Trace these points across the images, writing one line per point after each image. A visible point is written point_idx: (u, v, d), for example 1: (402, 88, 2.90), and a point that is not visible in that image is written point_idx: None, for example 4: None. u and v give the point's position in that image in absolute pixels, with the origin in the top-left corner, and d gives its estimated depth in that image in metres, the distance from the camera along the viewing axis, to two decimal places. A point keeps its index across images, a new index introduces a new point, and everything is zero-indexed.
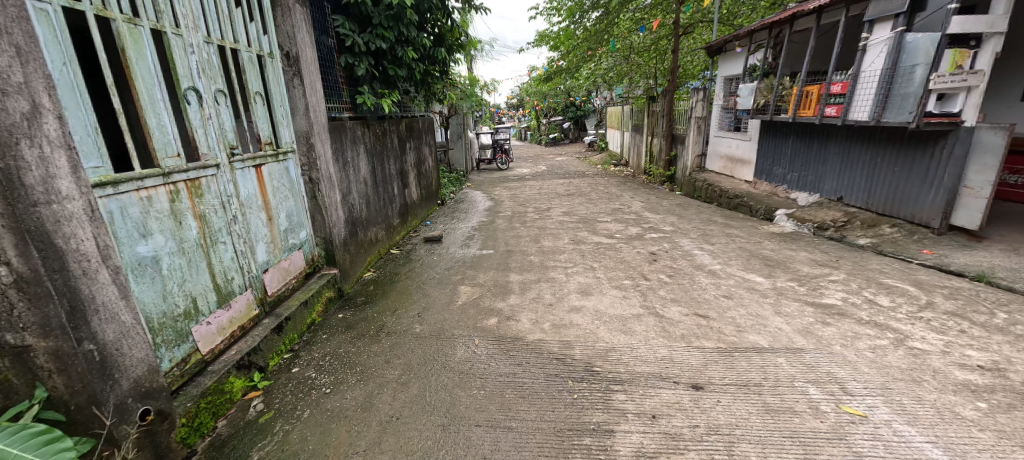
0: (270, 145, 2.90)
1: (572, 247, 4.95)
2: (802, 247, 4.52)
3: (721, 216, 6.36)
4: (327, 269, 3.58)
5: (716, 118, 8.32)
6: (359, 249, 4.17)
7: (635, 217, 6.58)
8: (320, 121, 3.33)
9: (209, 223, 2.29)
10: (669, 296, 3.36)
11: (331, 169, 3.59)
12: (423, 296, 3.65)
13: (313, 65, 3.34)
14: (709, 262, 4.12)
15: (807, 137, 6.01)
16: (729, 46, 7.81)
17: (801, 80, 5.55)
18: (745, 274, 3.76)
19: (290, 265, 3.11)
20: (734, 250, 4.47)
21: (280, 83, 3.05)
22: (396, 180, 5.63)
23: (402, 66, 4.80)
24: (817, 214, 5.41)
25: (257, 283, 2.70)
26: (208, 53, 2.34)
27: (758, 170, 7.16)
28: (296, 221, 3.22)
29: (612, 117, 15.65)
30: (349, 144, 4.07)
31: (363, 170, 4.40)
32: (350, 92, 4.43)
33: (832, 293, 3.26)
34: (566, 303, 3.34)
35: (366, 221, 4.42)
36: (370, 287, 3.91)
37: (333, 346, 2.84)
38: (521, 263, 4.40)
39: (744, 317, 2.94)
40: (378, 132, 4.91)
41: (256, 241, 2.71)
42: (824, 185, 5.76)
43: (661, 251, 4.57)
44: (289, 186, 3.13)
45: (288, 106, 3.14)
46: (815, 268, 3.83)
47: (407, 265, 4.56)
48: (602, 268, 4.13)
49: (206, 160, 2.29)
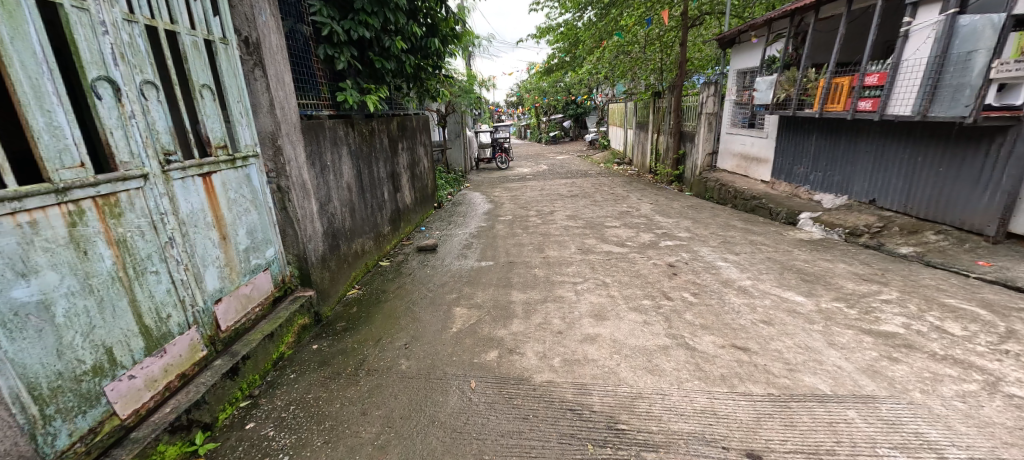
0: (224, 148, 2.42)
1: (580, 257, 4.46)
2: (838, 258, 4.04)
3: (740, 220, 5.88)
4: (302, 290, 3.10)
5: (728, 115, 7.81)
6: (341, 265, 3.68)
7: (645, 221, 6.10)
8: (289, 120, 2.85)
9: (131, 250, 1.83)
10: (697, 321, 2.88)
11: (305, 175, 3.09)
12: (412, 320, 3.17)
13: (281, 53, 2.85)
14: (737, 276, 3.63)
15: (833, 134, 5.52)
16: (744, 37, 7.31)
17: (829, 71, 5.06)
18: (781, 292, 3.28)
19: (253, 291, 2.63)
20: (763, 261, 3.98)
21: (238, 74, 2.57)
22: (386, 184, 5.14)
23: (390, 58, 4.28)
24: (848, 218, 4.93)
25: (206, 320, 2.23)
26: (131, 35, 1.88)
27: (777, 169, 6.68)
28: (261, 237, 2.74)
29: (615, 113, 15.14)
30: (329, 146, 3.59)
31: (347, 175, 3.92)
32: (331, 86, 3.93)
33: (890, 319, 2.78)
34: (577, 330, 2.85)
35: (350, 231, 3.94)
36: (354, 309, 3.43)
37: (300, 391, 2.36)
38: (524, 278, 3.92)
39: (793, 350, 2.46)
40: (365, 132, 4.42)
41: (205, 266, 2.23)
42: (854, 186, 5.28)
43: (680, 263, 4.08)
44: (251, 197, 2.65)
45: (248, 102, 2.66)
46: (861, 284, 3.35)
47: (397, 280, 4.07)
48: (616, 284, 3.65)
49: (127, 170, 1.83)
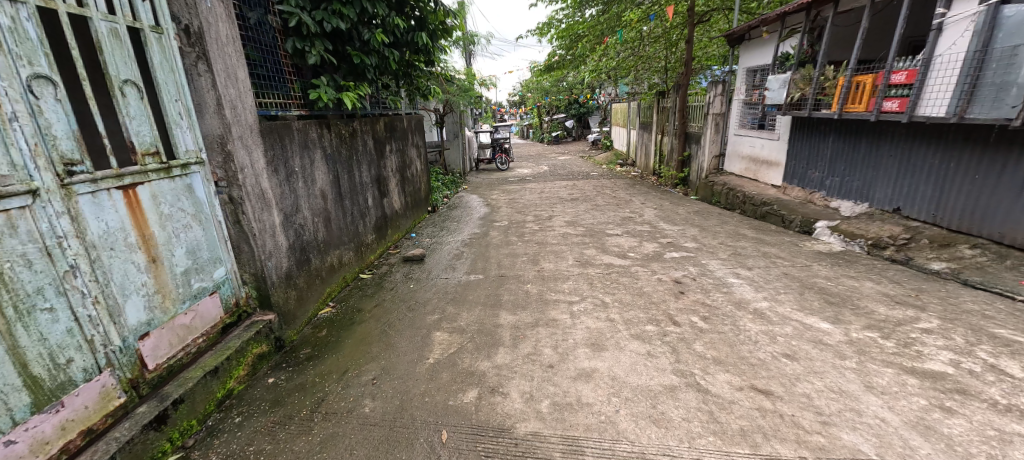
0: (154, 156, 2.06)
1: (578, 271, 4.08)
2: (863, 275, 3.65)
3: (750, 228, 5.49)
4: (261, 314, 2.74)
5: (737, 115, 7.40)
6: (311, 282, 3.32)
7: (649, 229, 5.71)
8: (241, 121, 2.49)
9: (10, 284, 1.50)
10: (709, 354, 2.50)
11: (264, 183, 2.73)
12: (385, 348, 2.80)
13: (233, 44, 2.50)
14: (752, 297, 3.25)
15: (853, 136, 5.13)
16: (755, 32, 6.90)
17: (850, 69, 4.66)
18: (803, 317, 2.90)
19: (195, 320, 2.27)
20: (779, 278, 3.60)
21: (177, 68, 2.21)
22: (371, 189, 4.78)
23: (371, 53, 3.90)
24: (870, 228, 4.57)
25: (125, 361, 1.87)
26: (13, 18, 1.53)
27: (789, 173, 6.28)
28: (207, 256, 2.38)
29: (618, 113, 14.72)
30: (297, 149, 3.22)
31: (320, 181, 3.56)
32: (303, 83, 3.56)
33: (934, 355, 2.42)
34: (571, 364, 2.48)
35: (324, 243, 3.58)
36: (323, 333, 3.07)
37: (240, 443, 2.01)
38: (514, 296, 3.55)
39: (824, 396, 2.09)
40: (344, 133, 4.06)
41: (126, 297, 1.88)
42: (875, 193, 4.89)
43: (688, 279, 3.70)
44: (193, 211, 2.29)
45: (190, 101, 2.30)
46: (892, 308, 2.98)
47: (376, 297, 3.71)
48: (617, 304, 3.27)
49: (6, 186, 1.49)
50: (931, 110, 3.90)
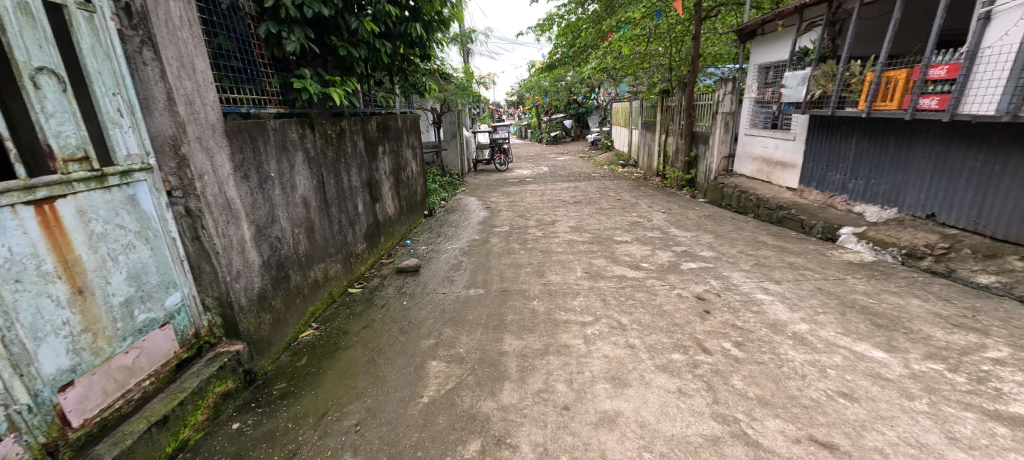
0: (82, 162, 1.70)
1: (588, 285, 3.70)
2: (906, 290, 3.29)
3: (769, 234, 5.12)
4: (227, 345, 2.37)
5: (748, 114, 7.03)
6: (290, 302, 2.93)
7: (660, 235, 5.33)
8: (197, 118, 2.12)
9: None
10: (751, 392, 2.13)
11: (229, 191, 2.35)
12: (372, 383, 2.42)
13: (190, 28, 2.13)
14: (788, 318, 2.87)
15: (879, 136, 4.78)
16: (769, 27, 6.55)
17: (879, 63, 4.31)
18: (852, 344, 2.53)
19: (139, 358, 1.90)
20: (814, 295, 3.22)
21: (114, 55, 1.84)
22: (361, 194, 4.39)
23: (360, 44, 3.51)
24: (902, 235, 4.22)
25: (36, 422, 1.52)
26: None
27: (806, 176, 5.93)
28: (156, 281, 2.01)
29: (619, 112, 14.37)
30: (273, 151, 2.84)
31: (302, 186, 3.18)
32: (281, 76, 3.15)
33: (1018, 393, 2.06)
34: (590, 405, 2.11)
35: (306, 256, 3.20)
36: (302, 361, 2.69)
37: None
38: (519, 316, 3.16)
39: (902, 453, 1.74)
40: (330, 133, 3.67)
41: (36, 342, 1.53)
42: (906, 197, 4.54)
43: (712, 295, 3.32)
44: (137, 227, 1.91)
45: (133, 95, 1.93)
46: (951, 333, 2.61)
47: (364, 316, 3.32)
48: (636, 326, 2.89)
49: None
50: (977, 107, 3.57)
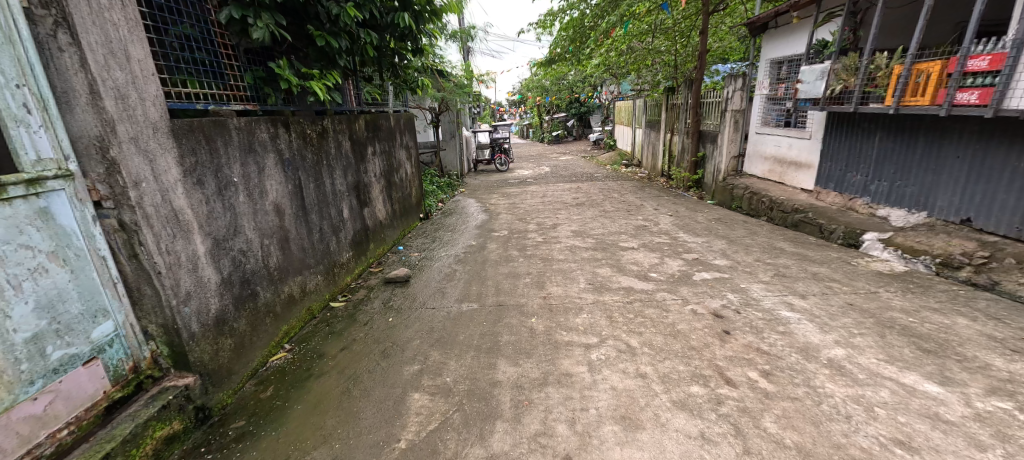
0: None
1: (592, 299, 3.36)
2: (948, 306, 2.94)
3: (786, 240, 4.77)
4: (176, 378, 2.05)
5: (759, 112, 6.68)
6: (257, 323, 2.61)
7: (669, 241, 4.99)
8: (129, 116, 1.81)
9: None
10: (787, 438, 1.80)
11: (177, 200, 2.03)
12: (343, 422, 2.09)
13: (121, 8, 1.81)
14: (820, 341, 2.53)
15: (906, 135, 4.43)
16: (783, 18, 6.19)
17: (909, 55, 3.96)
18: (898, 375, 2.19)
19: (53, 404, 1.61)
20: (846, 312, 2.87)
21: (20, 38, 1.51)
22: (347, 198, 4.07)
23: (342, 34, 3.18)
24: (933, 242, 3.87)
25: None
26: None
27: (823, 177, 5.57)
28: (79, 310, 1.70)
29: (622, 110, 14.01)
30: (238, 153, 2.51)
31: (274, 193, 2.85)
32: (250, 69, 2.82)
33: None
34: (597, 455, 1.79)
35: (279, 269, 2.87)
36: (267, 392, 2.37)
37: None
38: (515, 337, 2.82)
39: None
40: (309, 133, 3.35)
41: None
42: (936, 201, 4.19)
43: (730, 313, 2.97)
44: (51, 247, 1.61)
45: (49, 88, 1.61)
46: (1012, 361, 2.27)
47: (344, 336, 2.99)
48: (647, 350, 2.55)
49: None
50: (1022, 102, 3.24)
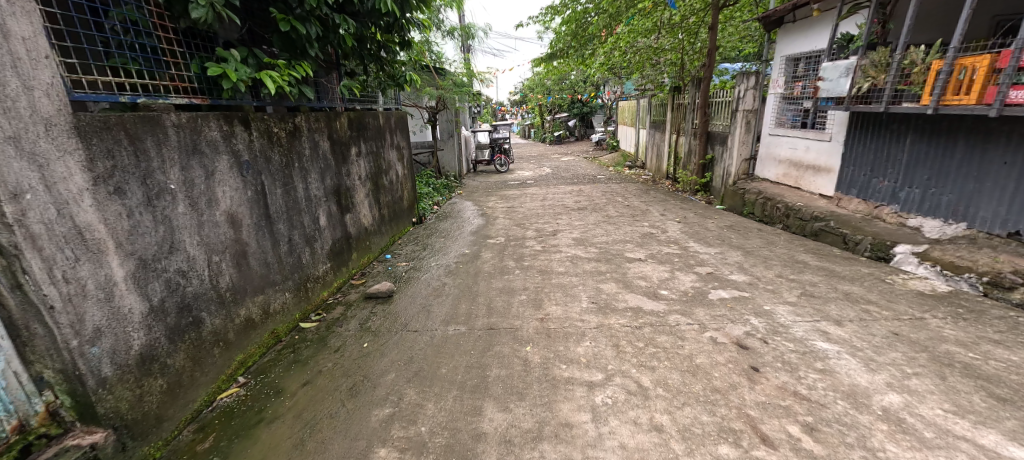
0: None
1: (595, 323, 2.94)
2: (1011, 338, 2.52)
3: (808, 252, 4.36)
4: (84, 433, 1.66)
5: (774, 112, 6.26)
6: (202, 355, 2.21)
7: (679, 251, 4.57)
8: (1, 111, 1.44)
9: None
10: None
11: (80, 214, 1.64)
12: None
13: None
14: (869, 384, 2.11)
15: (943, 138, 4.01)
16: (803, 11, 5.75)
17: (951, 50, 3.55)
18: (974, 434, 1.78)
19: None
20: (893, 345, 2.46)
21: None
22: (325, 204, 3.66)
23: (310, 18, 2.76)
24: (977, 257, 3.45)
25: None
26: None
27: (845, 182, 5.15)
28: None
29: (626, 111, 13.57)
30: (178, 155, 2.12)
31: (227, 201, 2.45)
32: (198, 56, 2.41)
33: None
34: None
35: (232, 290, 2.47)
36: (205, 443, 1.98)
37: None
38: (506, 371, 2.41)
39: None
40: (275, 132, 2.95)
41: None
42: (978, 211, 3.77)
43: (757, 343, 2.56)
44: None
45: None
46: None
47: (310, 365, 2.59)
48: (662, 392, 2.14)
49: None
50: None
